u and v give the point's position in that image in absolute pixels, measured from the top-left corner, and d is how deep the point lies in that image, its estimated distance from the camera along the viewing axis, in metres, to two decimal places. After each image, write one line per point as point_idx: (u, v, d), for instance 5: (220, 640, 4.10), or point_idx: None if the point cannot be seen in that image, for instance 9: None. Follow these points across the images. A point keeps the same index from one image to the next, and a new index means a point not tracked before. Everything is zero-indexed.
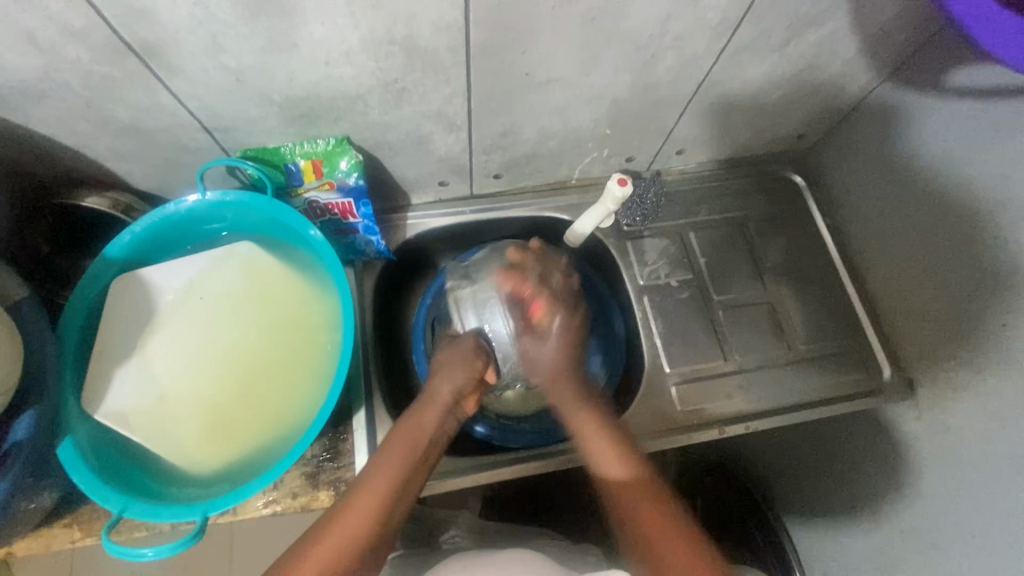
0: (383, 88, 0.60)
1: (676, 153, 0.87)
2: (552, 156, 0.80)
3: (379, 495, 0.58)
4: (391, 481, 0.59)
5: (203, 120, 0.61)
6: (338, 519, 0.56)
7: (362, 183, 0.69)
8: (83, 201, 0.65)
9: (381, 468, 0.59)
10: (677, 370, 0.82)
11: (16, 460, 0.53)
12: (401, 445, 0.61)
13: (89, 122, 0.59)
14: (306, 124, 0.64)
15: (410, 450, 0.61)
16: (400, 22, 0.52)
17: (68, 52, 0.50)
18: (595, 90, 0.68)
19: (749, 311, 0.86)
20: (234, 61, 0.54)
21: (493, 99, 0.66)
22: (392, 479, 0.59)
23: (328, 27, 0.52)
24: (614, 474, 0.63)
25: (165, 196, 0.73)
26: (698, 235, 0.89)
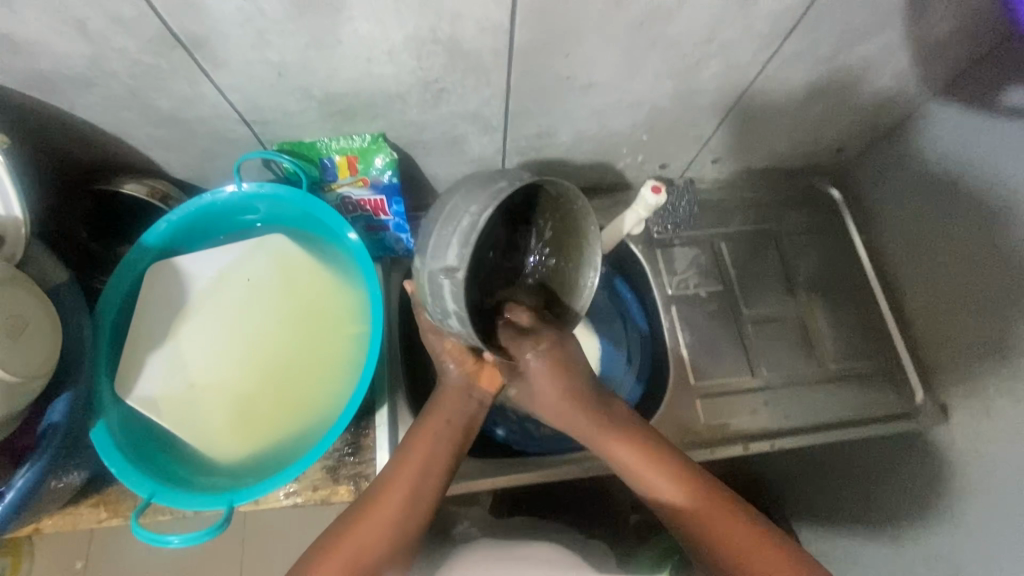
0: (422, 88, 0.60)
1: (711, 161, 0.86)
2: (585, 159, 0.79)
3: (397, 497, 0.58)
4: (410, 480, 0.59)
5: (243, 113, 0.62)
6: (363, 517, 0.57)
7: (395, 180, 0.69)
8: (122, 187, 0.66)
9: (415, 447, 0.61)
10: (702, 383, 0.81)
11: (51, 442, 0.53)
12: (413, 463, 0.60)
13: (131, 110, 0.59)
14: (343, 120, 0.64)
15: (422, 466, 0.60)
16: (445, 21, 0.52)
17: (116, 41, 0.51)
18: (636, 96, 0.67)
19: (777, 326, 0.84)
20: (278, 56, 0.54)
21: (531, 101, 0.65)
22: (416, 468, 0.60)
23: (373, 25, 0.51)
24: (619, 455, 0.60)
25: (200, 185, 0.74)
26: (729, 245, 0.87)
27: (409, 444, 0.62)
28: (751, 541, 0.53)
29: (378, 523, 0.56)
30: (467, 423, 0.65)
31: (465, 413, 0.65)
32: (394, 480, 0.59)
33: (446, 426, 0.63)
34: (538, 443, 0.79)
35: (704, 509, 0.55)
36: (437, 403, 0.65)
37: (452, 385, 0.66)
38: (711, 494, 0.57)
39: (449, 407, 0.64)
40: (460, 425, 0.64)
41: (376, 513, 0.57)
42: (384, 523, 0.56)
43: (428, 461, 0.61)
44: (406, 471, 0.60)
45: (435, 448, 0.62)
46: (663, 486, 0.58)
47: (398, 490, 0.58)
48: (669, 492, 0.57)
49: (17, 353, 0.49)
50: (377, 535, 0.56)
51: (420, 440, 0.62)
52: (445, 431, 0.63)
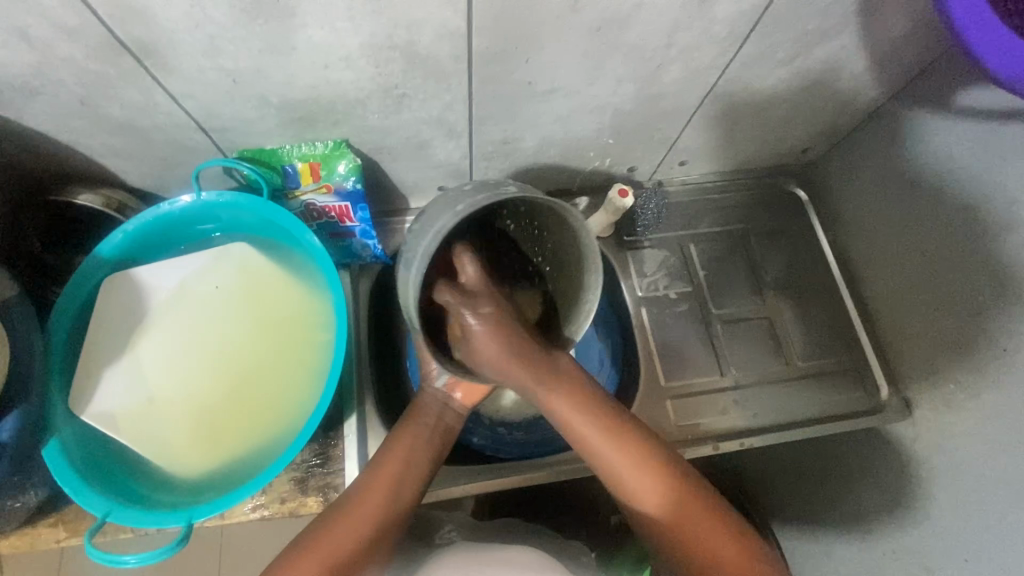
0: (382, 94, 0.60)
1: (679, 164, 0.86)
2: (553, 163, 0.79)
3: (376, 504, 0.58)
4: (389, 486, 0.59)
5: (199, 120, 0.60)
6: (339, 523, 0.57)
7: (359, 187, 0.69)
8: (75, 198, 0.65)
9: (394, 453, 0.61)
10: (674, 383, 0.81)
11: (0, 461, 0.51)
12: (393, 466, 0.61)
13: (83, 119, 0.58)
14: (304, 126, 0.63)
15: (403, 468, 0.61)
16: (401, 28, 0.51)
17: (62, 49, 0.49)
18: (598, 100, 0.67)
19: (746, 325, 0.85)
20: (231, 62, 0.53)
21: (495, 106, 0.65)
22: (396, 475, 0.60)
23: (328, 32, 0.51)
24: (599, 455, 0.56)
25: (160, 194, 0.72)
26: (698, 247, 0.88)
27: (392, 446, 0.62)
28: (720, 538, 0.54)
29: (358, 521, 0.57)
30: (450, 425, 0.66)
31: (447, 414, 0.66)
32: (373, 485, 0.59)
33: (427, 430, 0.64)
34: (513, 446, 0.79)
35: (689, 515, 0.55)
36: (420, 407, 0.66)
37: (433, 394, 0.66)
38: (700, 506, 0.55)
39: (428, 414, 0.65)
40: (442, 427, 0.65)
41: (356, 513, 0.57)
42: (365, 523, 0.57)
43: (410, 464, 0.61)
44: (383, 476, 0.60)
45: (417, 451, 0.62)
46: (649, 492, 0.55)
47: (379, 492, 0.59)
48: (648, 499, 0.56)
49: None
50: (353, 541, 0.56)
51: (402, 443, 0.62)
52: (427, 434, 0.63)
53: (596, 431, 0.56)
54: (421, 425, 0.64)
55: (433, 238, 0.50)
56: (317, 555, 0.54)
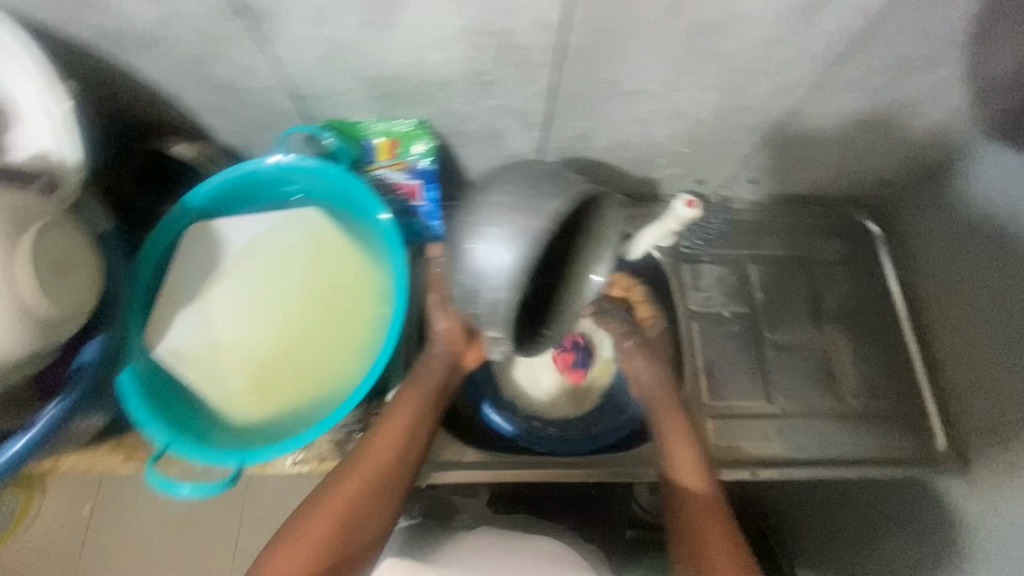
0: (470, 78, 0.61)
1: (749, 182, 0.85)
2: (622, 166, 0.79)
3: (383, 458, 0.61)
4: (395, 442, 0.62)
5: (294, 86, 0.63)
6: (349, 475, 0.59)
7: (432, 167, 0.71)
8: (171, 147, 0.69)
9: (400, 410, 0.64)
10: (717, 403, 0.79)
11: (81, 381, 0.55)
12: (391, 433, 0.62)
13: (190, 74, 0.62)
14: (389, 103, 0.66)
15: (403, 432, 0.63)
16: (501, 14, 0.52)
17: (185, 6, 0.52)
18: (679, 107, 0.67)
19: (799, 354, 0.83)
20: (334, 34, 0.55)
21: (575, 102, 0.65)
22: (402, 430, 0.63)
23: (429, 13, 0.52)
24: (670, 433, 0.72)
25: (245, 153, 0.76)
26: (759, 268, 0.86)
27: (388, 414, 0.64)
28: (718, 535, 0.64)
29: (362, 482, 0.59)
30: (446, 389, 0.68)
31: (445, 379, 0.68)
32: (378, 440, 0.62)
33: (430, 390, 0.66)
34: (547, 441, 0.79)
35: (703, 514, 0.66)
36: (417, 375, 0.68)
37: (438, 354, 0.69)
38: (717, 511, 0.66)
39: (432, 375, 0.68)
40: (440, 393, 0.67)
41: (355, 479, 0.59)
42: (361, 486, 0.59)
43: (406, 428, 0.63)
44: (389, 432, 0.62)
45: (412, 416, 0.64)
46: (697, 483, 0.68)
47: (373, 457, 0.61)
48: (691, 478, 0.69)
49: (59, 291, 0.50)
50: (363, 492, 0.58)
51: (400, 408, 0.64)
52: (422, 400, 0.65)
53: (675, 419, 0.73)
54: (423, 386, 0.67)
55: (528, 213, 0.54)
56: (330, 504, 0.57)
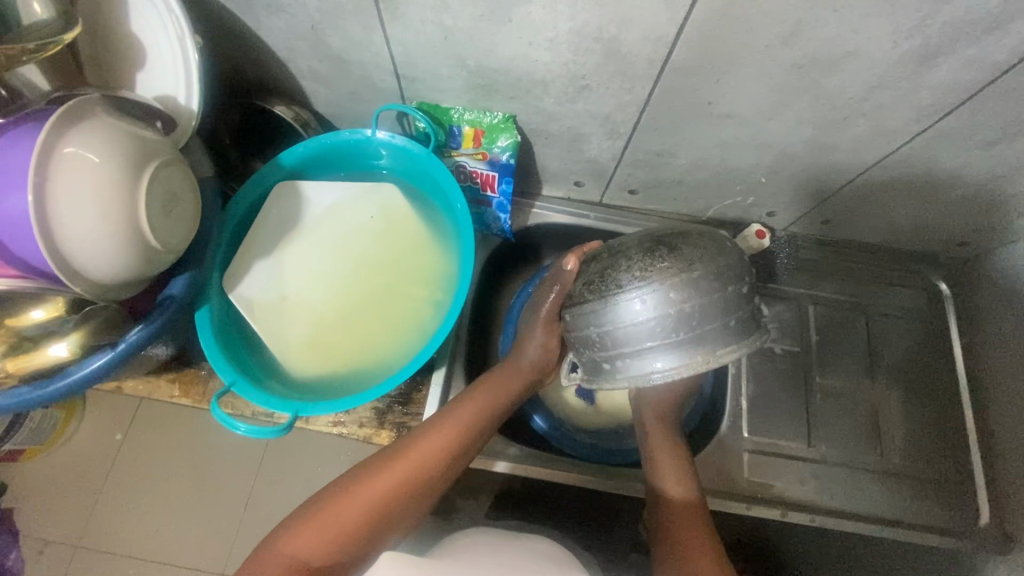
0: (568, 80, 0.63)
1: (820, 223, 0.84)
2: (695, 187, 0.80)
3: (438, 453, 0.62)
4: (453, 441, 0.63)
5: (398, 66, 0.66)
6: (401, 460, 0.61)
7: (512, 162, 0.74)
8: (272, 107, 0.72)
9: (461, 413, 0.65)
10: (754, 438, 0.79)
11: (166, 310, 0.58)
12: (449, 430, 0.64)
13: (305, 42, 0.65)
14: (484, 93, 0.68)
15: (462, 433, 0.64)
16: (615, 23, 0.54)
17: None
18: (768, 137, 0.67)
19: (846, 403, 0.81)
20: (451, 21, 0.57)
21: (664, 117, 0.66)
22: (460, 431, 0.64)
23: (546, 12, 0.54)
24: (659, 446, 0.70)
25: (335, 123, 0.79)
26: (817, 309, 0.85)
27: (444, 416, 0.65)
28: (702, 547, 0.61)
29: (410, 470, 0.61)
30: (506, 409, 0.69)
31: (509, 400, 0.69)
32: (435, 435, 0.63)
33: (497, 401, 0.68)
34: (581, 446, 0.79)
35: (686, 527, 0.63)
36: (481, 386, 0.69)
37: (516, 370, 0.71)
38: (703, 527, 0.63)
39: (501, 386, 0.69)
40: (499, 411, 0.68)
41: (406, 467, 0.61)
42: (402, 483, 0.60)
43: (459, 437, 0.64)
44: (448, 429, 0.64)
45: (467, 426, 0.65)
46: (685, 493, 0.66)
47: (420, 455, 0.62)
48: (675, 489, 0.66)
49: (169, 226, 0.53)
50: (409, 480, 0.60)
51: (460, 410, 0.66)
52: (480, 415, 0.66)
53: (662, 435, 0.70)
54: (491, 395, 0.68)
55: (709, 299, 0.57)
56: (378, 484, 0.59)
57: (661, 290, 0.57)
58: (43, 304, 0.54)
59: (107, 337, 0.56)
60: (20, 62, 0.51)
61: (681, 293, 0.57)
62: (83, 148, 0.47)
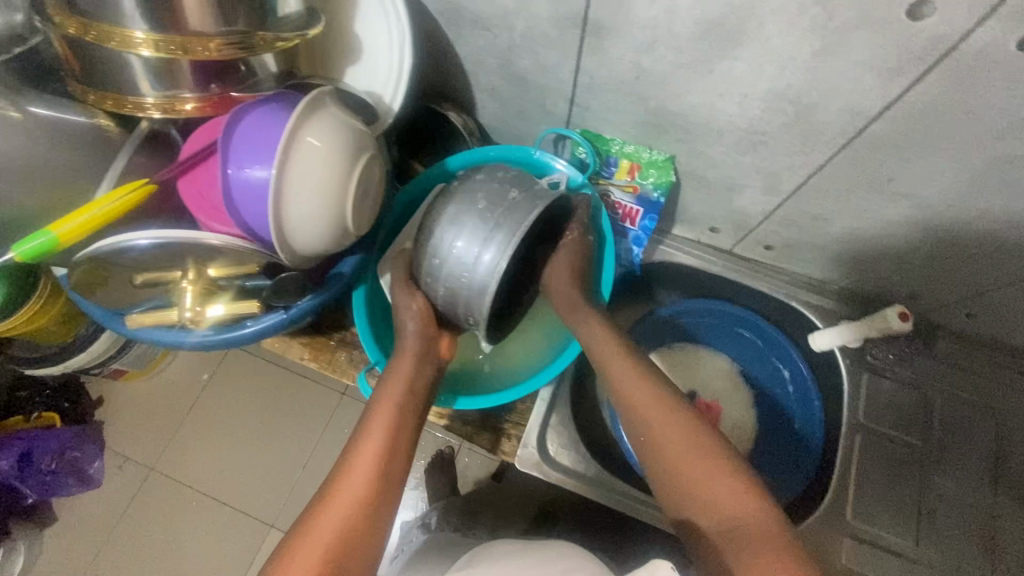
0: (745, 134, 0.63)
1: (965, 315, 0.79)
2: (839, 254, 0.78)
3: (378, 449, 0.55)
4: (385, 433, 0.56)
5: (577, 95, 0.69)
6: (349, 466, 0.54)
7: (661, 201, 0.75)
8: (447, 113, 0.77)
9: (380, 408, 0.59)
10: (856, 523, 0.76)
11: (335, 285, 0.63)
12: (378, 425, 0.57)
13: (497, 60, 0.69)
14: (653, 132, 0.70)
15: (390, 423, 0.57)
16: (818, 90, 0.54)
17: (536, 7, 0.59)
18: (939, 220, 0.65)
19: (963, 509, 0.76)
20: (649, 62, 0.59)
21: (834, 184, 0.65)
22: (389, 422, 0.58)
23: (750, 70, 0.55)
24: (657, 426, 0.58)
25: (493, 134, 0.83)
26: (944, 402, 0.81)
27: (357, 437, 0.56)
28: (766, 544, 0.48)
29: (361, 473, 0.53)
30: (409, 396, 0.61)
31: (407, 382, 0.62)
32: (369, 432, 0.57)
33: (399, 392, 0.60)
34: None
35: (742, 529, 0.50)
36: (383, 390, 0.61)
37: (405, 356, 0.64)
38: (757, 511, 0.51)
39: (400, 377, 0.62)
40: (409, 401, 0.60)
41: (357, 471, 0.53)
42: (346, 519, 0.49)
43: (385, 448, 0.55)
44: (377, 423, 0.57)
45: (393, 429, 0.57)
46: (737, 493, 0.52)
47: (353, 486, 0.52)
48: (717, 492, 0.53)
49: (362, 212, 0.58)
50: (359, 486, 0.52)
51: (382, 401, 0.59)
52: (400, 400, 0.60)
53: (672, 420, 0.58)
54: (397, 389, 0.61)
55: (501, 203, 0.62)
56: (339, 496, 0.51)
57: (498, 236, 0.61)
58: (218, 261, 0.57)
59: (280, 300, 0.59)
60: (256, 55, 0.54)
61: (513, 224, 0.60)
62: (317, 137, 0.52)
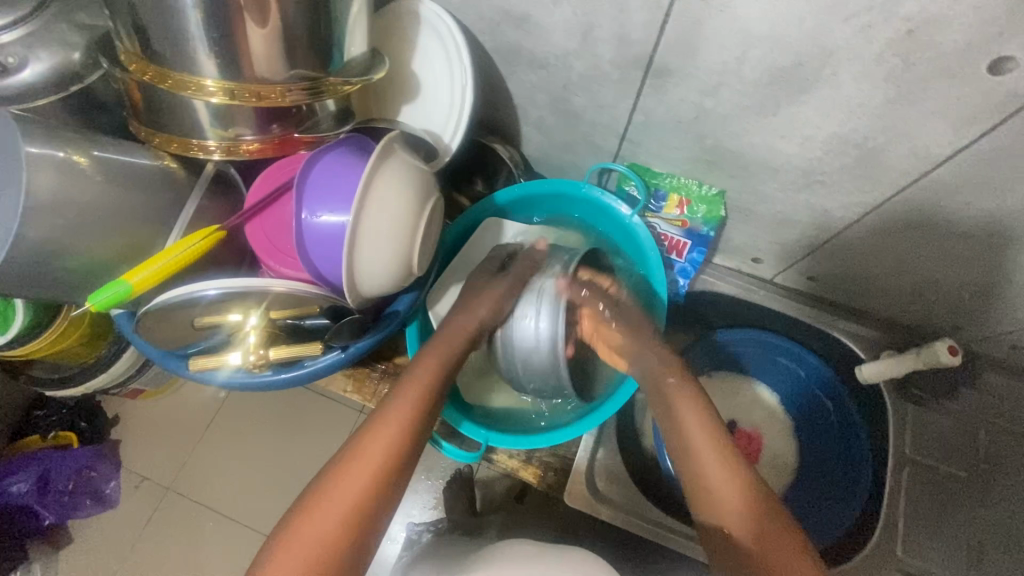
0: (802, 173, 0.63)
1: (1012, 347, 0.78)
2: (886, 287, 0.77)
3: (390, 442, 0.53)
4: (400, 427, 0.54)
5: (629, 132, 0.69)
6: (355, 457, 0.51)
7: (709, 235, 0.75)
8: (493, 146, 0.78)
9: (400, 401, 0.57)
10: (908, 559, 0.75)
11: (391, 322, 0.62)
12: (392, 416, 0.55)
13: (549, 97, 0.69)
14: (704, 168, 0.70)
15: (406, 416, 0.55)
16: (885, 134, 0.55)
17: (599, 50, 0.59)
18: (995, 258, 0.65)
19: (1014, 544, 0.76)
20: (711, 104, 0.59)
21: (888, 223, 0.66)
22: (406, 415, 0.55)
23: (817, 112, 0.55)
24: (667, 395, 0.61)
25: (535, 165, 0.83)
26: (989, 434, 0.81)
27: (401, 392, 0.57)
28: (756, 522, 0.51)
29: (368, 467, 0.50)
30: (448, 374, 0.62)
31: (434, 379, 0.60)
32: (384, 422, 0.54)
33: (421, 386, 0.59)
34: None
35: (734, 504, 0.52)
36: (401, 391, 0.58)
37: (435, 348, 0.63)
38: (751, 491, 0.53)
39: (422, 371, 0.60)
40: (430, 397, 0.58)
41: (364, 461, 0.51)
42: (351, 504, 0.48)
43: (391, 457, 0.52)
44: (391, 416, 0.55)
45: (408, 422, 0.55)
46: (732, 498, 0.53)
47: (387, 434, 0.53)
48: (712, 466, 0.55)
49: (425, 254, 0.58)
50: (363, 481, 0.50)
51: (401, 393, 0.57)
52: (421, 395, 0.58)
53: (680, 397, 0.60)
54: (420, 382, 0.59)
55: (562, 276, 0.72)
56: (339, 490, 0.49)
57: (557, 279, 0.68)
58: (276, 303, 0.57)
59: (339, 339, 0.58)
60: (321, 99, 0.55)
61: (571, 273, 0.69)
62: (385, 182, 0.52)
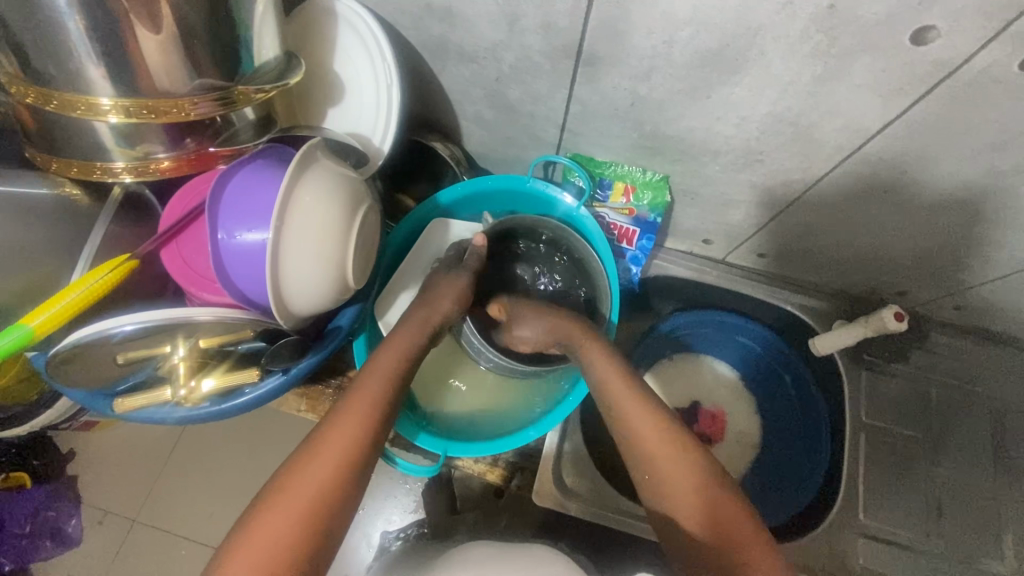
0: (742, 154, 0.63)
1: (954, 308, 0.80)
2: (833, 259, 0.78)
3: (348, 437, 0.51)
4: (359, 422, 0.52)
5: (568, 122, 0.67)
6: (311, 457, 0.49)
7: (657, 221, 0.74)
8: (432, 143, 0.74)
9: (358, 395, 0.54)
10: (872, 522, 0.77)
11: (334, 339, 0.60)
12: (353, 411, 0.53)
13: (484, 91, 0.66)
14: (646, 154, 0.69)
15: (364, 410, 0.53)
16: (818, 111, 0.54)
17: (528, 40, 0.57)
18: (931, 224, 0.66)
19: (966, 496, 0.79)
20: (646, 89, 0.58)
21: (829, 198, 0.66)
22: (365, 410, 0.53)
23: (750, 92, 0.55)
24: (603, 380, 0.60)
25: (478, 160, 0.81)
26: (939, 392, 0.83)
27: (357, 382, 0.56)
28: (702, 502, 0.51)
29: (325, 464, 0.48)
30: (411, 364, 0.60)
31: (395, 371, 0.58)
32: (341, 419, 0.52)
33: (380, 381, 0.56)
34: None
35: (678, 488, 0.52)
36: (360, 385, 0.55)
37: (395, 341, 0.60)
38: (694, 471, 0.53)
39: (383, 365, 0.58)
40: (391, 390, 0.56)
41: (321, 460, 0.48)
42: (307, 507, 0.45)
43: (349, 454, 0.50)
44: (351, 412, 0.53)
45: (367, 417, 0.53)
46: (681, 501, 0.52)
47: (347, 432, 0.51)
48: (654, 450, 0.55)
49: (361, 266, 0.55)
50: (320, 479, 0.47)
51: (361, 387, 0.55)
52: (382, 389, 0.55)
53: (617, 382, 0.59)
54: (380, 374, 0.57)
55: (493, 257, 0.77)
56: (292, 491, 0.46)
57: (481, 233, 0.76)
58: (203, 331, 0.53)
59: (278, 363, 0.55)
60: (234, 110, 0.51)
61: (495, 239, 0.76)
62: (307, 195, 0.49)
